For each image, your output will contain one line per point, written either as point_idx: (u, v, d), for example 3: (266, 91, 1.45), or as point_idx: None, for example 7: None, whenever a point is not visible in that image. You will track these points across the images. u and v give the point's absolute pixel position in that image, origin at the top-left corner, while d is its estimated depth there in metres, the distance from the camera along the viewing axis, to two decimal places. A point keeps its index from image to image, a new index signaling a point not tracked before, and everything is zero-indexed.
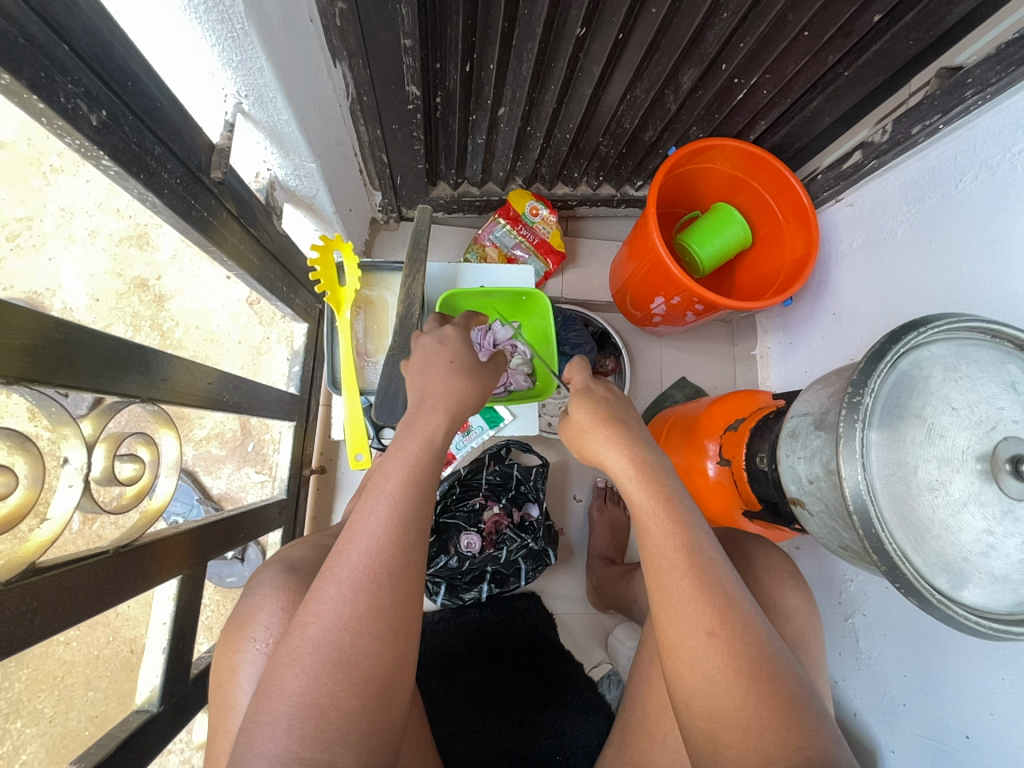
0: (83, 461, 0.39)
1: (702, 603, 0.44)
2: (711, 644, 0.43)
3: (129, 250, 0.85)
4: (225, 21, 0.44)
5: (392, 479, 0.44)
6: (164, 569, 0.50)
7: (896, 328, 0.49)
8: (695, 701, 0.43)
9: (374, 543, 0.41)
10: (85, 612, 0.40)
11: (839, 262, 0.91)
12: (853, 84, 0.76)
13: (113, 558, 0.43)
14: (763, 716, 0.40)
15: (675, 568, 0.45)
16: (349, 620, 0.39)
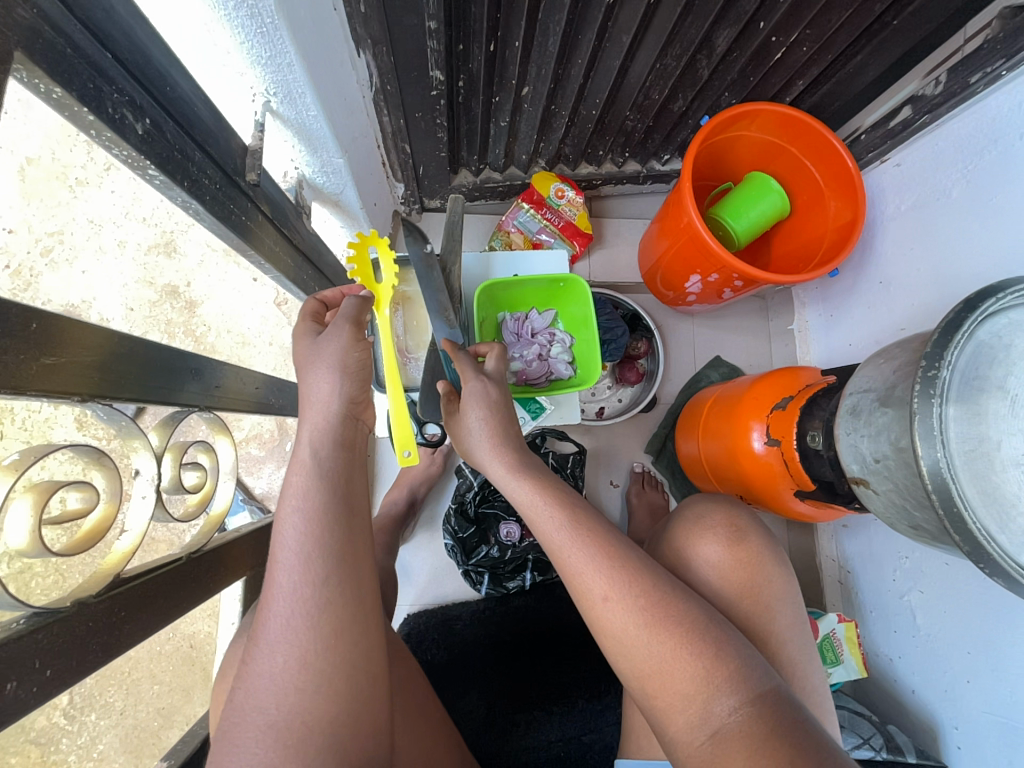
0: (154, 471, 0.39)
1: (596, 574, 0.50)
2: (608, 607, 0.49)
3: (158, 258, 0.88)
4: (254, 16, 0.43)
5: (289, 511, 0.39)
6: (231, 571, 0.51)
7: (971, 295, 0.46)
8: (621, 660, 0.49)
9: (291, 579, 0.37)
10: (172, 615, 0.41)
11: (885, 227, 0.86)
12: (900, 34, 0.71)
13: (185, 564, 0.44)
14: (677, 661, 0.47)
15: (566, 548, 0.51)
16: (286, 662, 0.36)
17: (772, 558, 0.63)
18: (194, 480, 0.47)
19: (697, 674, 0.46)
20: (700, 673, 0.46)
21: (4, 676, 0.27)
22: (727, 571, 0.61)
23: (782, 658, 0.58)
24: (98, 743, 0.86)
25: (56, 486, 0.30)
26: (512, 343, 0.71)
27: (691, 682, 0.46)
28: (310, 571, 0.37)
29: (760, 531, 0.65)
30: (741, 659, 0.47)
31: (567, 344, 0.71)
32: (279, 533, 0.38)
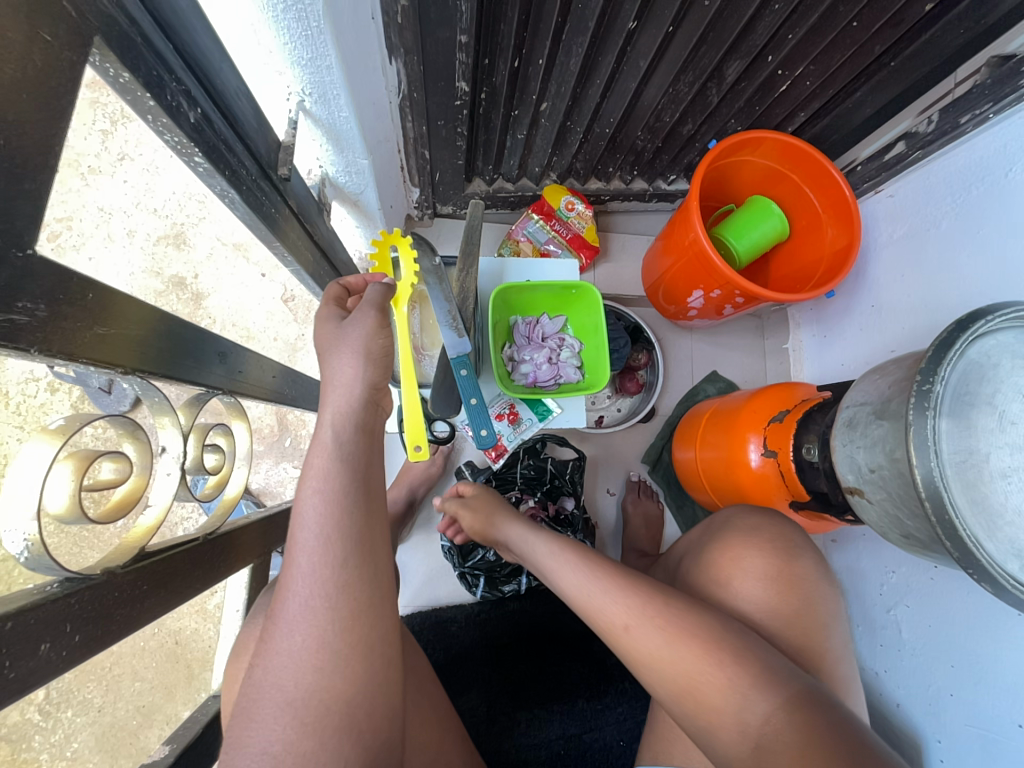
0: (180, 449, 0.40)
1: (617, 604, 0.54)
2: (632, 634, 0.52)
3: (167, 249, 0.93)
4: (301, 20, 0.45)
5: (309, 492, 0.40)
6: (240, 557, 0.51)
7: (963, 316, 0.49)
8: (657, 693, 0.51)
9: (310, 559, 0.38)
10: (186, 593, 0.42)
11: (878, 254, 0.91)
12: (897, 75, 0.76)
13: (201, 545, 0.44)
14: (705, 676, 0.48)
15: (586, 588, 0.57)
16: (305, 638, 0.37)
17: (806, 576, 0.64)
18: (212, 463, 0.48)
19: (726, 683, 0.48)
20: (732, 684, 0.48)
21: (39, 637, 0.28)
22: (762, 590, 0.62)
23: (837, 675, 0.58)
24: (73, 741, 0.83)
25: (97, 455, 0.31)
26: (523, 346, 0.73)
27: (725, 696, 0.47)
28: (329, 552, 0.38)
29: (813, 551, 0.67)
30: (773, 668, 0.49)
31: (575, 350, 0.73)
32: (299, 512, 0.39)
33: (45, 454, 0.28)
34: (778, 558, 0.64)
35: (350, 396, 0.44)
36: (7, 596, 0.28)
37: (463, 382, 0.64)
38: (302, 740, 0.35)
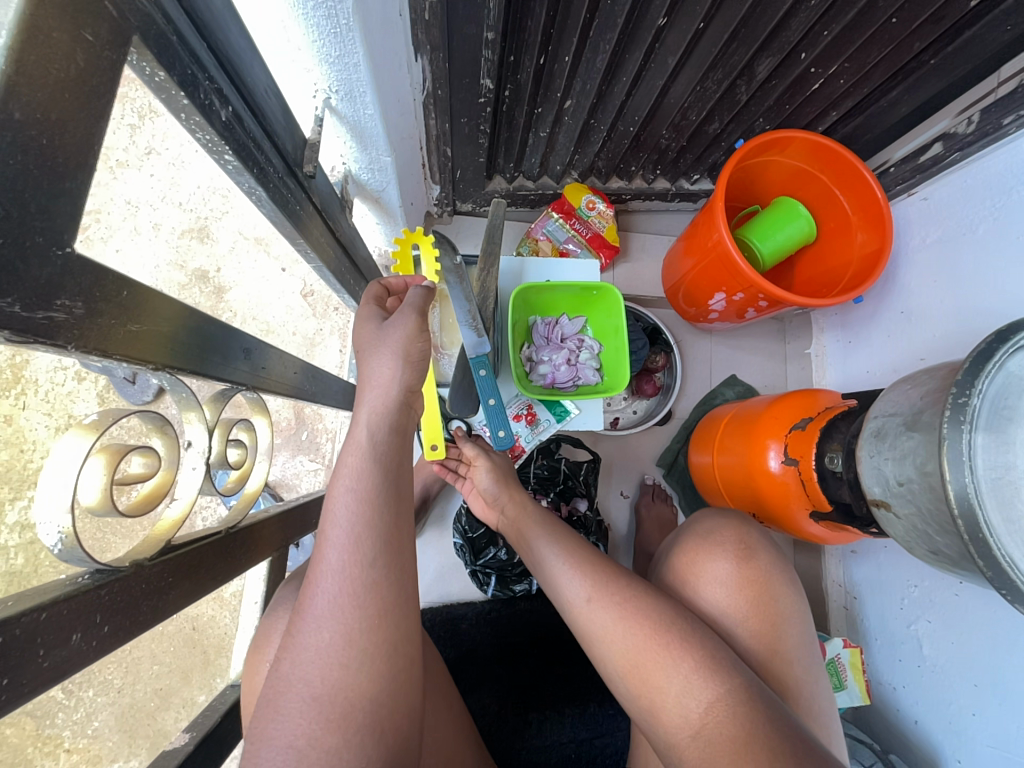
0: (206, 444, 0.40)
1: (580, 581, 0.56)
2: (590, 608, 0.54)
3: (191, 241, 0.95)
4: (330, 17, 0.45)
5: (342, 491, 0.40)
6: (260, 551, 0.52)
7: (1004, 327, 0.47)
8: (602, 663, 0.53)
9: (340, 556, 0.38)
10: (210, 585, 0.43)
11: (910, 259, 0.88)
12: (937, 73, 0.74)
13: (224, 538, 0.45)
14: (653, 658, 0.50)
15: (556, 564, 0.59)
16: (333, 632, 0.37)
17: (780, 579, 0.63)
18: (236, 457, 0.48)
19: (671, 667, 0.49)
20: (677, 669, 0.49)
21: (72, 627, 0.28)
22: (734, 588, 0.61)
23: (792, 683, 0.57)
24: (94, 719, 0.86)
25: (126, 448, 0.32)
26: (542, 347, 0.72)
27: (666, 678, 0.49)
28: (360, 548, 0.38)
29: (771, 549, 0.66)
30: (721, 660, 0.50)
31: (594, 351, 0.72)
32: (333, 508, 0.40)
33: (80, 448, 0.29)
34: (752, 556, 0.64)
35: (387, 396, 0.45)
36: (41, 586, 0.29)
37: (483, 381, 0.64)
38: (325, 736, 0.35)
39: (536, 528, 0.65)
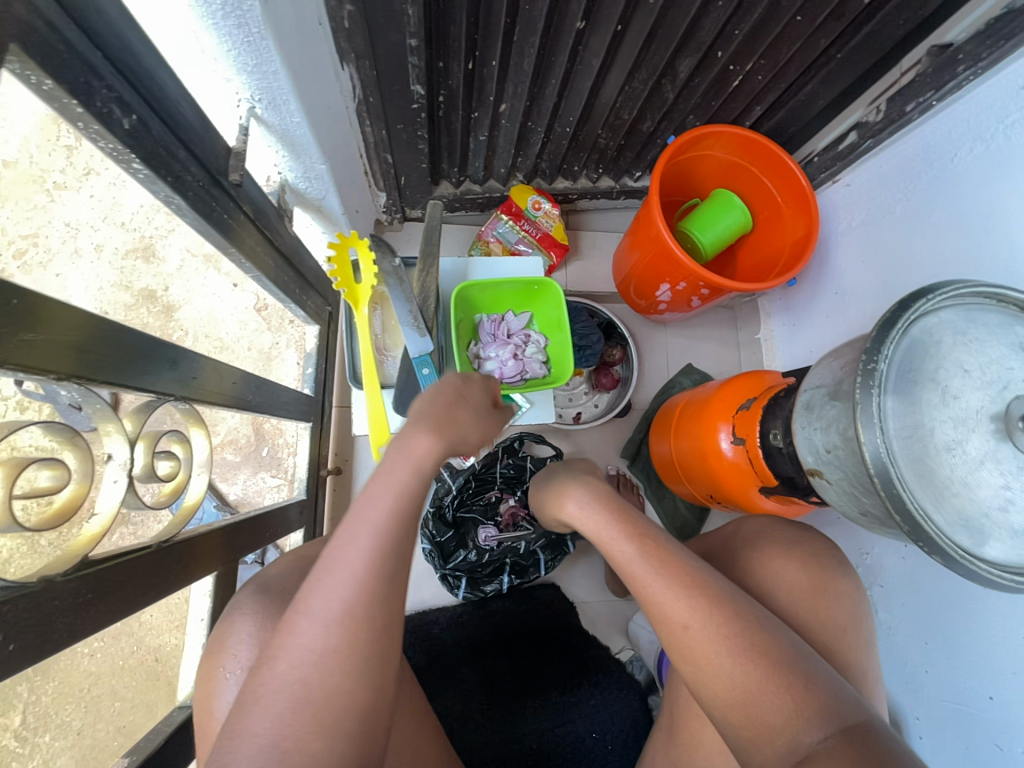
0: (127, 456, 0.40)
1: (679, 600, 0.51)
2: (688, 635, 0.49)
3: (136, 263, 0.92)
4: (241, 25, 0.46)
5: (382, 506, 0.44)
6: (197, 567, 0.51)
7: (907, 296, 0.51)
8: (701, 691, 0.48)
9: (356, 565, 0.41)
10: (139, 602, 0.42)
11: (839, 241, 0.93)
12: (845, 66, 0.78)
13: (155, 552, 0.44)
14: (759, 690, 0.46)
15: (648, 576, 0.53)
16: (323, 619, 0.39)
17: (847, 595, 0.63)
18: (167, 469, 0.49)
19: (781, 703, 0.45)
20: (790, 704, 0.45)
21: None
22: (794, 599, 0.63)
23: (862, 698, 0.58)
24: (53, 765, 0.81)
25: (27, 461, 0.32)
26: (488, 343, 0.73)
27: (782, 714, 0.45)
28: (364, 555, 0.41)
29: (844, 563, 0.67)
30: (828, 694, 0.46)
31: (541, 345, 0.74)
32: (345, 532, 0.42)
33: None
34: (817, 573, 0.64)
35: (421, 452, 0.49)
36: None
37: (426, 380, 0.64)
38: (260, 747, 0.35)
39: (619, 536, 0.58)
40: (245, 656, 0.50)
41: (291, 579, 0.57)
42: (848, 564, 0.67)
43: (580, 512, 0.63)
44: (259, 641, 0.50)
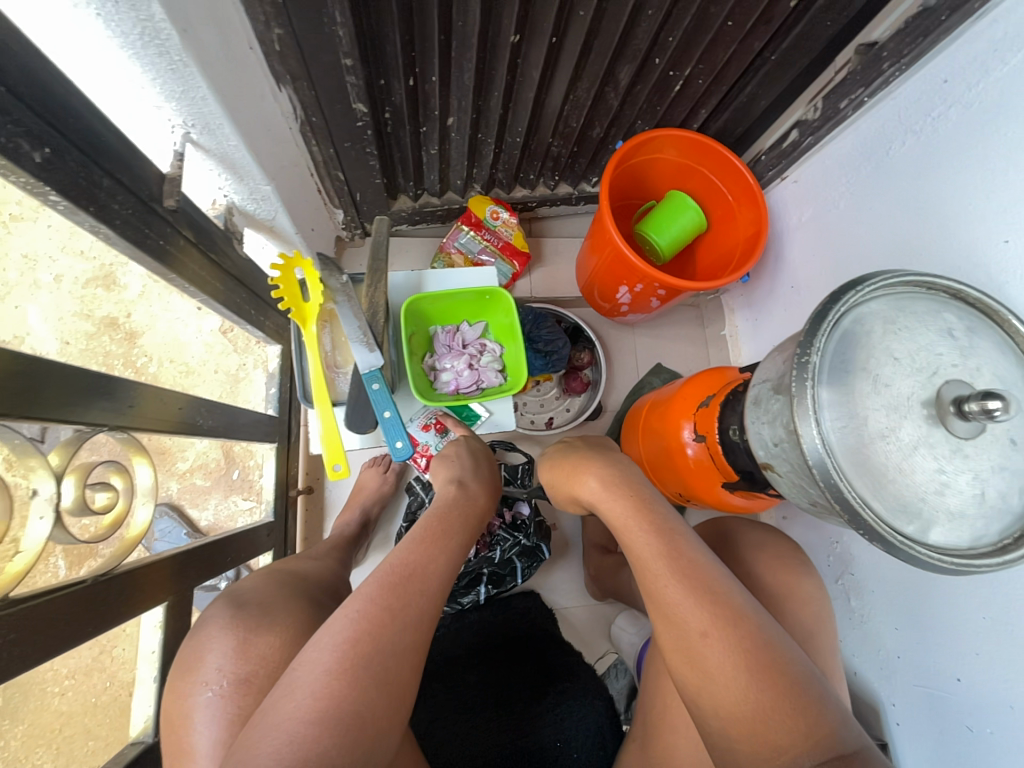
0: (52, 492, 0.42)
1: (699, 606, 0.49)
2: (705, 644, 0.47)
3: (96, 290, 0.77)
4: (163, 54, 0.46)
5: (437, 532, 0.56)
6: (147, 597, 0.55)
7: (837, 288, 0.52)
8: (702, 700, 0.46)
9: (411, 564, 0.51)
10: (74, 633, 0.46)
11: (791, 237, 0.94)
12: (781, 68, 0.80)
13: (90, 587, 0.48)
14: (767, 710, 0.43)
15: (668, 576, 0.51)
16: (358, 619, 0.45)
17: (813, 598, 0.66)
18: (105, 500, 0.50)
19: (791, 725, 0.42)
20: (798, 727, 0.42)
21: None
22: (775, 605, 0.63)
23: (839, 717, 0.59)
24: None
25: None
26: (443, 354, 0.74)
27: (790, 736, 0.42)
28: (413, 566, 0.51)
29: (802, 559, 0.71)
30: (837, 721, 0.43)
31: (496, 354, 0.74)
32: (418, 542, 0.54)
33: None
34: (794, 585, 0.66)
35: (468, 502, 0.62)
36: None
37: (376, 395, 0.64)
38: None
39: (639, 532, 0.56)
40: (226, 670, 0.49)
41: (270, 591, 0.57)
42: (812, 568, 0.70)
43: (604, 500, 0.62)
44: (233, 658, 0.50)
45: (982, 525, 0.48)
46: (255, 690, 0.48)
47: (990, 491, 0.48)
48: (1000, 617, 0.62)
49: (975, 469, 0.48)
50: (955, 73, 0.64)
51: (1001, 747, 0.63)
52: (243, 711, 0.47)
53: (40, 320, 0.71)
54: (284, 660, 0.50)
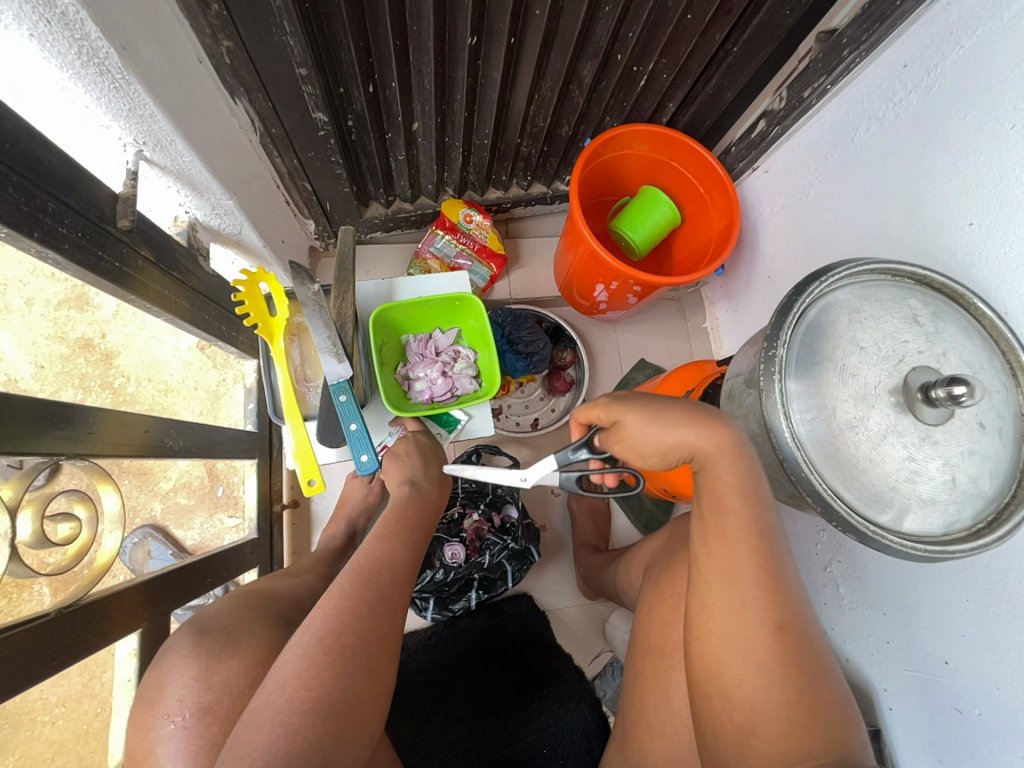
0: (6, 527, 0.45)
1: (774, 598, 0.46)
2: (778, 636, 0.45)
3: (69, 312, 0.68)
4: (104, 73, 0.44)
5: (396, 533, 0.57)
6: (117, 624, 0.56)
7: (802, 279, 0.51)
8: (739, 690, 0.45)
9: (375, 566, 0.51)
10: (46, 663, 0.47)
11: (764, 227, 0.94)
12: (744, 59, 0.80)
13: (54, 620, 0.48)
14: (810, 712, 0.43)
15: (752, 563, 0.47)
16: (337, 614, 0.45)
17: None
18: (68, 531, 0.53)
19: (829, 733, 0.43)
20: (834, 737, 0.43)
21: None
22: None
23: None
24: None
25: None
26: (416, 364, 0.74)
27: (825, 743, 0.42)
28: (387, 558, 0.52)
29: None
30: (861, 736, 0.44)
31: (470, 359, 0.75)
32: (389, 535, 0.56)
33: None
34: None
35: (423, 500, 0.63)
36: None
37: (343, 408, 0.64)
38: None
39: (727, 507, 0.49)
40: (188, 701, 0.49)
41: (236, 615, 0.56)
42: None
43: (711, 463, 0.50)
44: (199, 685, 0.49)
45: (954, 511, 0.48)
46: (219, 720, 0.48)
47: (960, 477, 0.48)
48: (983, 599, 0.62)
49: (945, 455, 0.48)
50: (914, 57, 0.64)
51: (990, 728, 0.63)
52: (207, 742, 0.47)
53: (15, 346, 0.62)
54: (248, 685, 0.50)
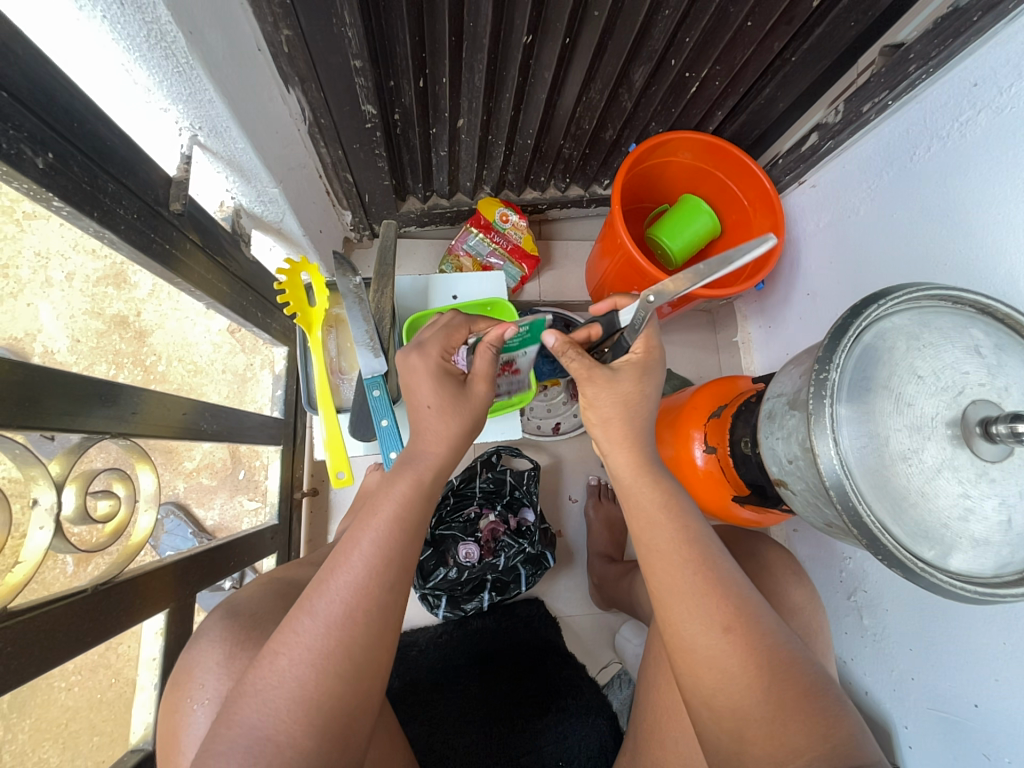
0: (53, 501, 0.46)
1: (716, 599, 0.48)
2: (732, 636, 0.46)
3: (107, 289, 0.67)
4: (169, 57, 0.44)
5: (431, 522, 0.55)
6: (147, 602, 0.57)
7: (858, 302, 0.50)
8: (716, 700, 0.45)
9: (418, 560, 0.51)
10: (79, 642, 0.48)
11: (808, 242, 0.92)
12: (800, 70, 0.78)
13: (91, 596, 0.49)
14: (782, 705, 0.43)
15: (684, 570, 0.49)
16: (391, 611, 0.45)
17: (808, 606, 0.65)
18: (105, 505, 0.54)
19: (806, 724, 0.42)
20: (812, 726, 0.42)
21: None
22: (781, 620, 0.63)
23: None
24: None
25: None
26: None
27: (805, 736, 0.42)
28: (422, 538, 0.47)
29: (801, 577, 0.68)
30: (850, 722, 0.43)
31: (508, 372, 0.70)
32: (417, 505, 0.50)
33: None
34: (813, 611, 0.65)
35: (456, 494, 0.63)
36: None
37: (376, 402, 0.63)
38: None
39: (656, 523, 0.52)
40: (202, 692, 0.49)
41: (264, 602, 0.57)
42: (807, 580, 0.68)
43: (648, 479, 0.53)
44: (218, 676, 0.49)
45: (1008, 551, 0.46)
46: None
47: (1016, 518, 0.46)
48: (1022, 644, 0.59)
49: (1002, 494, 0.46)
50: (985, 77, 0.61)
51: None
52: None
53: (55, 320, 0.60)
54: None
